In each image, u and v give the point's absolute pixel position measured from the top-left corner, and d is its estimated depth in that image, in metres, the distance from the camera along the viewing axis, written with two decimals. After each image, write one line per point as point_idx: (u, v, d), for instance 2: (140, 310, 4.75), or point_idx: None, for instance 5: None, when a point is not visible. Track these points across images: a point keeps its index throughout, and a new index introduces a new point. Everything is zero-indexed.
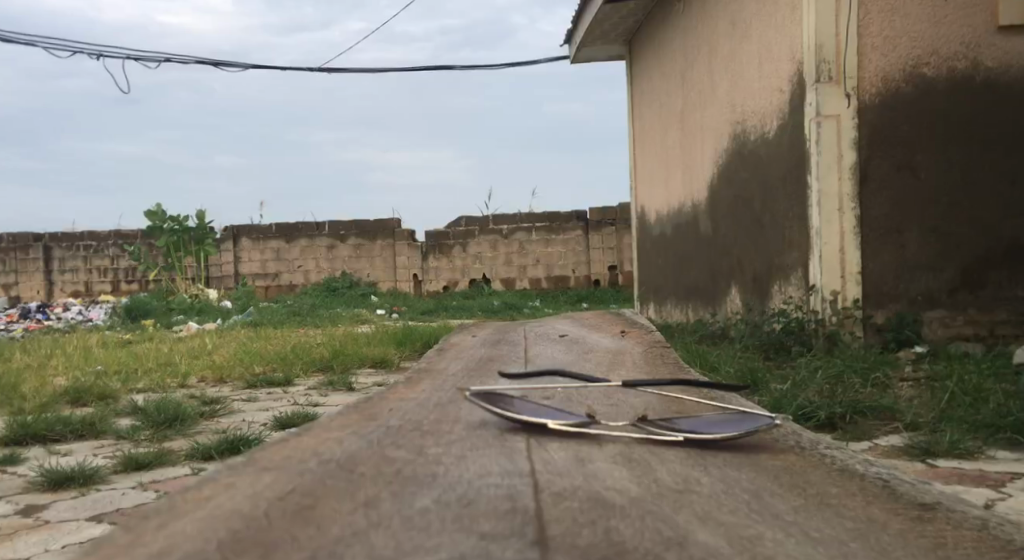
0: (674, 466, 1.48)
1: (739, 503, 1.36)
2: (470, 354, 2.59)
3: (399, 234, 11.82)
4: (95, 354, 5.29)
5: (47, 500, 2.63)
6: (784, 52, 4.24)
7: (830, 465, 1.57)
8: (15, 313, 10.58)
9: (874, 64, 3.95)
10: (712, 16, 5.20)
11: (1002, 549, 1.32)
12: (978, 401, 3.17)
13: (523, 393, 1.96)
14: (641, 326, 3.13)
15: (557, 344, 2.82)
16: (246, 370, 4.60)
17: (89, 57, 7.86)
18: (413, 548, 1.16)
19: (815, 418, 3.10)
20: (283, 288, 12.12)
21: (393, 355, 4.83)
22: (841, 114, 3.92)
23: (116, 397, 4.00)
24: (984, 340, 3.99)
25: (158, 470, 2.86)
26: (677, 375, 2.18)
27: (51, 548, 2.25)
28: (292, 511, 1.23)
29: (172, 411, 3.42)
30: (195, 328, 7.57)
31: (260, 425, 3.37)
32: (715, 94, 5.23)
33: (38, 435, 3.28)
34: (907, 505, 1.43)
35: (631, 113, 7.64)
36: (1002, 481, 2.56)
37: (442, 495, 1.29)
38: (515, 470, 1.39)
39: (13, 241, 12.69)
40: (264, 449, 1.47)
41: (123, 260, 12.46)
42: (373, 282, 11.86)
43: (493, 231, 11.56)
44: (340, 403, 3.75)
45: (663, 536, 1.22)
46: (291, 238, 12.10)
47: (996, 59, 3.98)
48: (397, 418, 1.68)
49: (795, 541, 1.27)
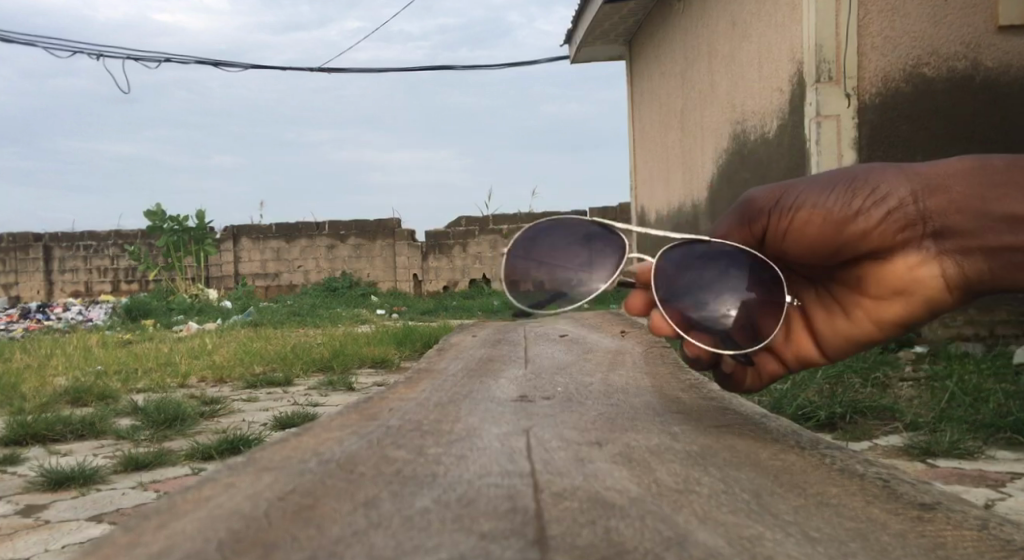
0: (674, 466, 1.47)
1: (739, 503, 1.36)
2: (471, 354, 2.59)
3: (399, 234, 11.81)
4: (95, 354, 5.29)
5: (47, 500, 2.63)
6: (784, 52, 4.24)
7: (830, 465, 1.56)
8: (15, 313, 10.60)
9: (874, 64, 3.94)
10: (712, 14, 5.20)
11: (1002, 549, 1.31)
12: (978, 401, 3.17)
13: (523, 394, 1.97)
14: (641, 326, 3.12)
15: (557, 343, 2.82)
16: (246, 370, 4.60)
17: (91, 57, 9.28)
18: (413, 549, 1.15)
19: (815, 418, 3.08)
20: (283, 288, 12.13)
21: (393, 355, 4.84)
22: (841, 114, 3.93)
23: (116, 397, 4.00)
24: (984, 340, 3.97)
25: (158, 470, 2.86)
26: (676, 375, 2.18)
27: (50, 548, 2.25)
28: (291, 511, 1.23)
29: (172, 411, 3.42)
30: (195, 328, 7.57)
31: (260, 425, 3.38)
32: (715, 94, 5.24)
33: (38, 435, 3.28)
34: (908, 506, 1.42)
35: (631, 113, 7.64)
36: (1002, 481, 2.56)
37: (442, 495, 1.29)
38: (515, 471, 1.39)
39: (14, 241, 12.68)
40: (263, 449, 1.46)
41: (123, 260, 12.47)
42: (373, 283, 11.87)
43: (494, 231, 11.55)
44: (340, 403, 3.76)
45: (662, 536, 1.22)
46: (291, 238, 12.10)
47: (996, 59, 3.98)
48: (397, 418, 1.68)
49: (794, 541, 1.26)
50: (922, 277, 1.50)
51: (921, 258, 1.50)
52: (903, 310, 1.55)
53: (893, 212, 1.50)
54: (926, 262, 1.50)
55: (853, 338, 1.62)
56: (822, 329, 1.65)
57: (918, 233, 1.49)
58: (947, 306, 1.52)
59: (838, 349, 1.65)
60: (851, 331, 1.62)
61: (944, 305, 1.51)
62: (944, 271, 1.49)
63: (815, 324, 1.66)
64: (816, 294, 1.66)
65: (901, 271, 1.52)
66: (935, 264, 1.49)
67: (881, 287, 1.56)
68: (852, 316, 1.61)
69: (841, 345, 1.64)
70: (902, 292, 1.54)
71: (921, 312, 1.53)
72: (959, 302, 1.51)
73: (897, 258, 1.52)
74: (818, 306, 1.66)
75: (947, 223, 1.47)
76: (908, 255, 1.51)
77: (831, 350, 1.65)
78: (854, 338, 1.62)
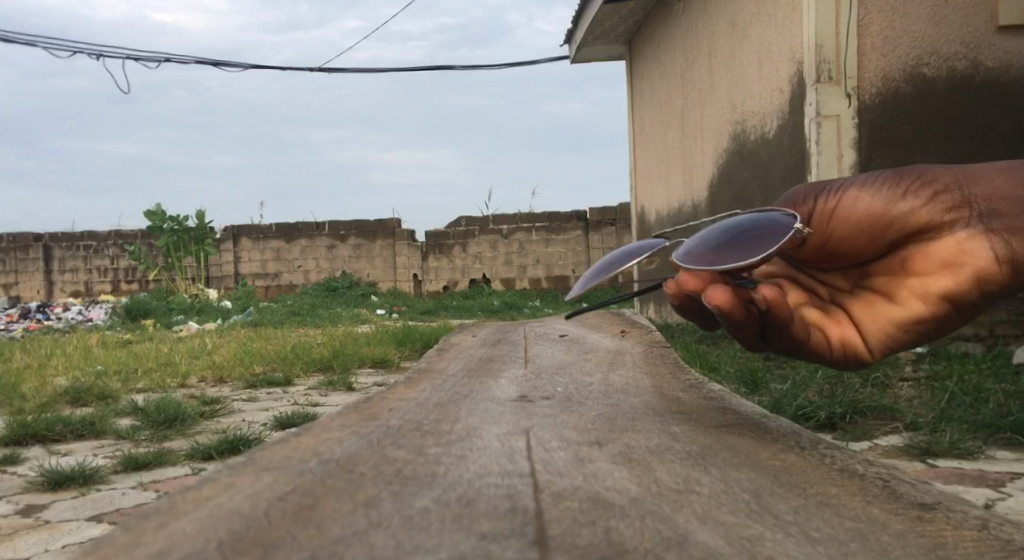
0: (674, 466, 1.47)
1: (739, 503, 1.36)
2: (471, 354, 2.59)
3: (399, 234, 11.81)
4: (95, 354, 5.29)
5: (47, 500, 2.63)
6: (784, 52, 4.24)
7: (830, 465, 1.56)
8: (15, 313, 10.60)
9: (874, 64, 3.94)
10: (712, 14, 5.19)
11: (1002, 549, 1.31)
12: (977, 400, 3.18)
13: (523, 393, 1.97)
14: (641, 325, 3.12)
15: (557, 343, 2.82)
16: (246, 370, 4.61)
17: (90, 56, 9.85)
18: (413, 549, 1.15)
19: (815, 418, 3.08)
20: (283, 288, 12.13)
21: (393, 354, 4.84)
22: (841, 114, 3.92)
23: (116, 397, 4.01)
24: (984, 340, 3.98)
25: (158, 470, 2.86)
26: (676, 375, 2.18)
27: (51, 549, 2.25)
28: (292, 511, 1.23)
29: (171, 411, 3.42)
30: (194, 328, 7.57)
31: (260, 425, 3.38)
32: (715, 95, 5.24)
33: (38, 434, 3.28)
34: (908, 506, 1.42)
35: (632, 114, 7.64)
36: (1002, 481, 2.56)
37: (442, 495, 1.29)
38: (515, 470, 1.39)
39: (13, 241, 12.68)
40: (263, 449, 1.46)
41: (123, 261, 12.48)
42: (373, 283, 11.87)
43: (494, 231, 11.55)
44: (340, 403, 3.76)
45: (663, 536, 1.22)
46: (291, 238, 12.10)
47: (996, 59, 3.99)
48: (397, 418, 1.67)
49: (794, 541, 1.26)
50: (969, 251, 1.48)
51: (968, 233, 1.49)
52: (947, 285, 1.50)
53: (940, 192, 1.52)
54: (973, 238, 1.49)
55: (895, 324, 1.56)
56: (863, 318, 1.59)
57: (966, 211, 1.50)
58: (994, 288, 1.47)
59: (880, 340, 1.57)
60: (893, 316, 1.56)
61: (992, 283, 1.47)
62: (993, 245, 1.47)
63: (856, 316, 1.60)
64: (857, 291, 1.62)
65: (947, 247, 1.51)
66: (982, 238, 1.48)
67: (927, 265, 1.53)
68: (894, 302, 1.56)
69: (883, 335, 1.57)
70: (949, 266, 1.50)
71: (967, 289, 1.49)
72: (1007, 283, 1.47)
73: (945, 236, 1.51)
74: (857, 299, 1.61)
75: (996, 206, 1.49)
76: (955, 232, 1.50)
77: (873, 342, 1.58)
78: (897, 323, 1.55)
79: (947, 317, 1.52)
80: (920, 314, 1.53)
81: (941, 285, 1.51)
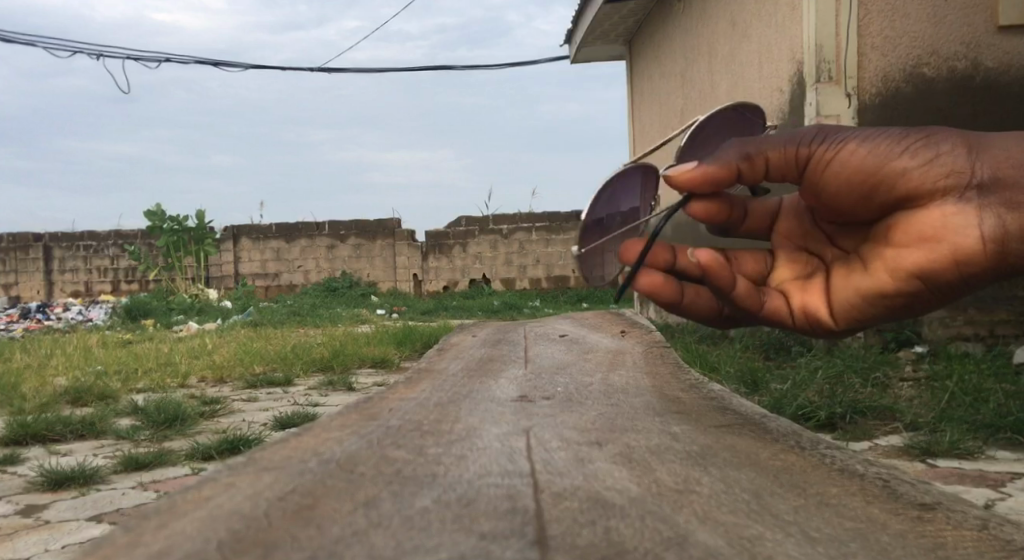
0: (674, 466, 1.47)
1: (739, 503, 1.36)
2: (470, 354, 2.59)
3: (399, 234, 11.81)
4: (95, 354, 5.29)
5: (47, 500, 2.63)
6: (784, 52, 4.24)
7: (830, 465, 1.55)
8: (15, 313, 10.60)
9: (874, 64, 3.93)
10: (712, 14, 5.19)
11: (1001, 549, 1.31)
12: (978, 401, 3.18)
13: (523, 393, 1.97)
14: (641, 325, 3.12)
15: (557, 342, 2.82)
16: (246, 370, 4.60)
17: (90, 56, 9.67)
18: (413, 549, 1.15)
19: (815, 418, 3.08)
20: (283, 288, 12.13)
21: (393, 355, 4.84)
22: (841, 114, 3.91)
23: (116, 397, 4.00)
24: (984, 340, 3.98)
25: (158, 470, 2.86)
26: (676, 375, 2.18)
27: (51, 548, 2.25)
28: (292, 511, 1.23)
29: (172, 411, 3.42)
30: (194, 328, 7.57)
31: (261, 425, 3.38)
32: (715, 95, 5.24)
33: (38, 435, 3.28)
34: (908, 505, 1.42)
35: (632, 114, 7.64)
36: (1002, 480, 2.56)
37: (442, 495, 1.29)
38: (515, 471, 1.39)
39: (13, 241, 12.68)
40: (263, 449, 1.46)
41: (123, 261, 12.47)
42: (373, 283, 11.87)
43: (494, 231, 11.54)
44: (340, 403, 3.75)
45: (662, 536, 1.22)
46: (291, 239, 12.10)
47: (997, 59, 3.99)
48: (396, 418, 1.67)
49: (794, 541, 1.26)
50: (954, 229, 1.51)
51: (959, 210, 1.51)
52: (924, 261, 1.54)
53: (943, 158, 1.51)
54: (963, 215, 1.50)
55: (865, 293, 1.61)
56: (835, 285, 1.65)
57: (964, 182, 1.51)
58: (972, 267, 1.52)
59: (847, 307, 1.64)
60: (864, 285, 1.61)
61: (970, 261, 1.51)
62: (980, 223, 1.50)
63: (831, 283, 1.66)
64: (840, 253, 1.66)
65: (933, 221, 1.53)
66: (971, 216, 1.50)
67: (907, 237, 1.56)
68: (869, 271, 1.61)
69: (850, 304, 1.63)
70: (928, 240, 1.53)
71: (942, 266, 1.53)
72: (986, 264, 1.51)
73: (935, 207, 1.53)
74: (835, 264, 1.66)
75: (993, 181, 1.50)
76: (947, 206, 1.52)
77: (839, 310, 1.65)
78: (865, 293, 1.61)
79: (916, 292, 1.57)
80: (888, 286, 1.58)
81: (918, 259, 1.54)
